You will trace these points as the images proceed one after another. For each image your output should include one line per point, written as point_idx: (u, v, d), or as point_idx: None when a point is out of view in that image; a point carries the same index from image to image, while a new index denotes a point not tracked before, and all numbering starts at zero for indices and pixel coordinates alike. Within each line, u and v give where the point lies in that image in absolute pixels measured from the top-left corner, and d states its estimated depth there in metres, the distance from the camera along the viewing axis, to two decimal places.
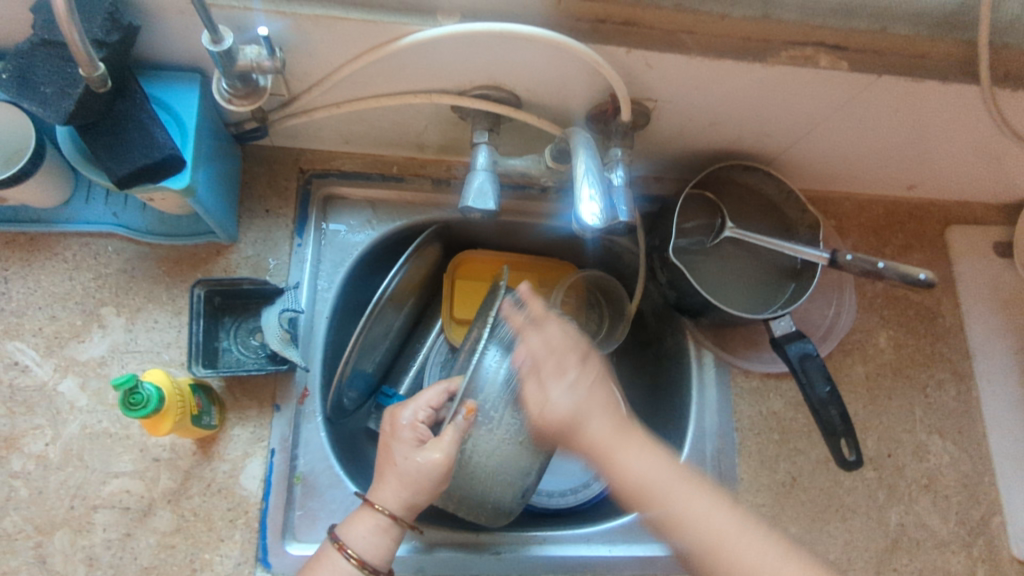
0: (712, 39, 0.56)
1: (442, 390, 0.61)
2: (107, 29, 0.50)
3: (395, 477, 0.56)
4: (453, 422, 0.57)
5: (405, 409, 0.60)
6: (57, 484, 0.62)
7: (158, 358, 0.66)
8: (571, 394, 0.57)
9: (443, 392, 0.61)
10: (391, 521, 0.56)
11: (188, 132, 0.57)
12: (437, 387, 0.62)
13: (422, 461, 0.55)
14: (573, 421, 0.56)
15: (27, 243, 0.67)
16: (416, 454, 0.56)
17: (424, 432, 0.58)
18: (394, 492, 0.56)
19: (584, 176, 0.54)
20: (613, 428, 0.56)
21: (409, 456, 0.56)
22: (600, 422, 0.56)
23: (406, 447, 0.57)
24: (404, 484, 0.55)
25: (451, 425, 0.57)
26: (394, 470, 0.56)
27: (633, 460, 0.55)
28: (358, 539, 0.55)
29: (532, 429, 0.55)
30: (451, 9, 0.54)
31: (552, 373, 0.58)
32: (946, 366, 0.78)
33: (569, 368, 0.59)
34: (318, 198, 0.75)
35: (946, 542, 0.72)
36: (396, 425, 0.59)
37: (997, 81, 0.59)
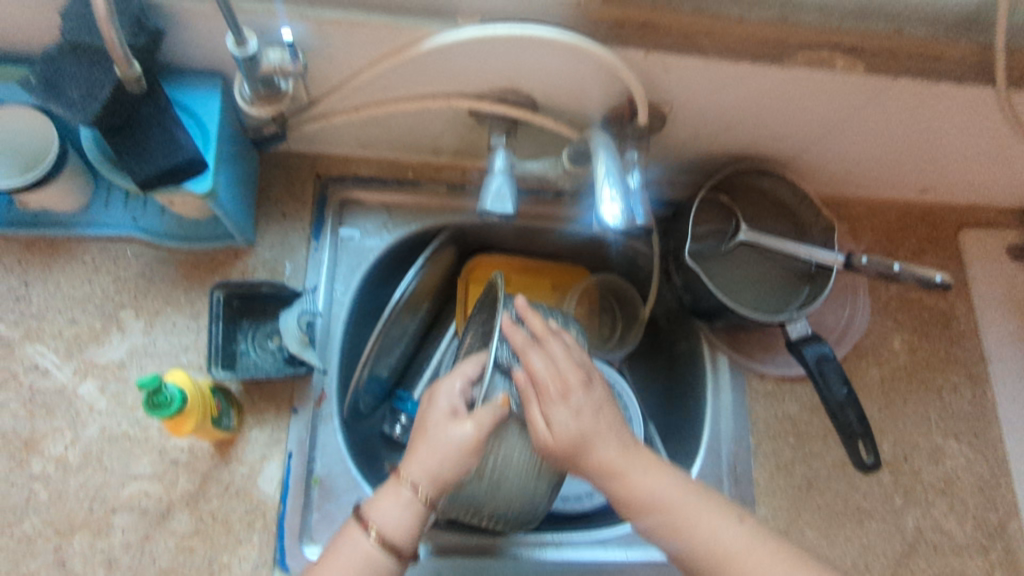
0: (730, 42, 0.56)
1: (479, 360, 0.60)
2: (136, 33, 0.50)
3: (426, 448, 0.54)
4: (489, 404, 0.54)
5: (443, 383, 0.58)
6: (76, 487, 0.62)
7: (177, 361, 0.66)
8: (577, 419, 0.54)
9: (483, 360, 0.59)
10: (416, 496, 0.54)
11: (210, 135, 0.58)
12: (476, 355, 0.60)
13: (454, 435, 0.54)
14: (580, 443, 0.54)
15: (48, 247, 0.68)
16: (449, 430, 0.54)
17: (461, 404, 0.56)
18: (422, 466, 0.54)
19: (604, 177, 0.54)
20: (622, 452, 0.55)
21: (442, 427, 0.54)
22: (609, 446, 0.55)
23: (441, 421, 0.55)
24: (434, 454, 0.54)
25: (487, 406, 0.54)
26: (425, 441, 0.55)
27: (646, 477, 0.55)
28: (382, 517, 0.54)
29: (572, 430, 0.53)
30: (472, 12, 0.55)
31: (557, 397, 0.54)
32: (961, 369, 0.78)
33: (574, 392, 0.55)
34: (334, 203, 0.75)
35: (964, 546, 0.72)
36: (433, 401, 0.57)
37: (1012, 83, 0.59)
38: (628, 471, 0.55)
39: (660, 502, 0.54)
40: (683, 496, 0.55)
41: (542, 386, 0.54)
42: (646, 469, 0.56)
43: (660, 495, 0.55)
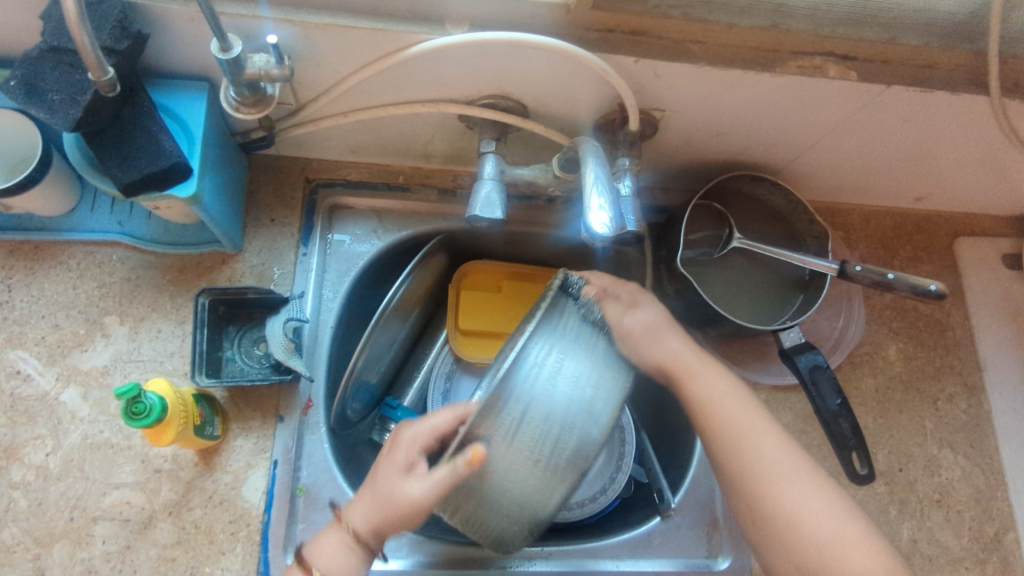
0: (721, 48, 0.56)
1: (453, 416, 0.52)
2: (116, 37, 0.50)
3: (370, 497, 0.53)
4: (451, 462, 0.44)
5: (411, 428, 0.53)
6: (57, 496, 0.61)
7: (162, 368, 0.65)
8: (572, 478, 0.51)
9: (456, 419, 0.51)
10: (356, 541, 0.54)
11: (195, 139, 0.57)
12: (451, 410, 0.52)
13: (406, 492, 0.49)
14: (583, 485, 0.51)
15: (31, 251, 0.67)
16: (404, 486, 0.49)
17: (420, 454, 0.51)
18: (365, 512, 0.53)
19: (594, 184, 0.53)
20: (642, 439, 0.55)
21: (394, 484, 0.50)
22: (619, 460, 0.54)
23: (395, 474, 0.51)
24: (383, 509, 0.51)
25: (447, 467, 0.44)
26: (375, 491, 0.52)
27: (712, 386, 0.56)
28: (329, 562, 0.53)
29: None
30: (459, 17, 0.54)
31: (554, 464, 0.50)
32: (956, 379, 0.77)
33: (561, 461, 0.50)
34: (323, 208, 0.74)
35: (960, 559, 0.71)
36: (400, 443, 0.53)
37: (1006, 91, 0.59)
38: (694, 371, 0.57)
39: (741, 422, 0.54)
40: (744, 405, 0.55)
41: None
42: (710, 378, 0.57)
43: (734, 414, 0.55)
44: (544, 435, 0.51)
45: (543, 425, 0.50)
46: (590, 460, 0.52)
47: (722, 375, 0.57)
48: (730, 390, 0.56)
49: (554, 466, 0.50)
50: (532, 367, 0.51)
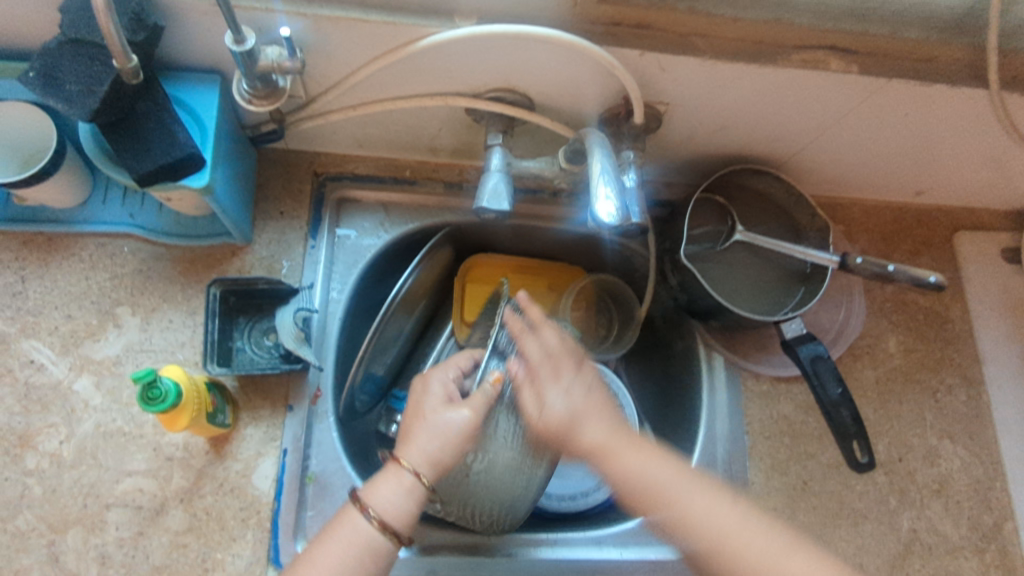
0: (724, 42, 0.57)
1: (466, 363, 0.63)
2: (133, 28, 0.51)
3: (425, 430, 0.54)
4: (482, 386, 0.57)
5: (433, 376, 0.60)
6: (70, 483, 0.62)
7: (173, 357, 0.66)
8: (568, 398, 0.60)
9: (467, 368, 0.62)
10: (417, 480, 0.53)
11: (208, 131, 0.58)
12: (461, 360, 0.63)
13: (450, 418, 0.55)
14: (568, 424, 0.59)
15: (44, 242, 0.68)
16: (446, 413, 0.55)
17: (453, 393, 0.59)
18: (423, 448, 0.54)
19: (600, 175, 0.54)
20: (610, 430, 0.59)
21: (437, 411, 0.56)
22: (596, 426, 0.58)
23: (433, 406, 0.57)
24: (435, 438, 0.54)
25: (481, 392, 0.57)
26: (422, 424, 0.55)
27: (630, 458, 0.57)
28: (382, 501, 0.52)
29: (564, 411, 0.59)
30: (468, 11, 0.55)
31: (549, 377, 0.61)
32: (956, 371, 0.78)
33: (565, 373, 0.61)
34: (331, 201, 0.75)
35: (958, 548, 0.72)
36: (425, 388, 0.59)
37: (1005, 85, 0.60)
38: (616, 450, 0.57)
39: (653, 485, 0.55)
40: (676, 479, 0.56)
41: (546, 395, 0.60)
42: (640, 455, 0.57)
43: (650, 478, 0.56)
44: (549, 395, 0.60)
45: (535, 355, 0.62)
46: (595, 412, 0.59)
47: (662, 458, 0.57)
48: (659, 466, 0.56)
49: (548, 377, 0.61)
50: (530, 344, 0.62)
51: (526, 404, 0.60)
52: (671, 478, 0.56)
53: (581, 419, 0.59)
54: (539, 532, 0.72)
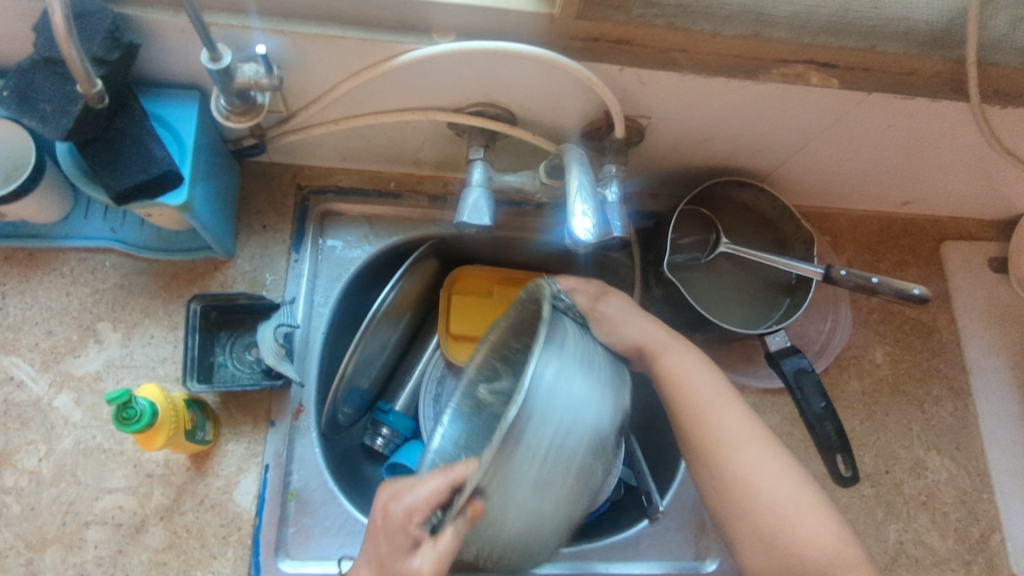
0: (703, 57, 0.57)
1: (444, 482, 0.44)
2: (107, 47, 0.50)
3: (376, 568, 0.46)
4: (453, 520, 0.42)
5: (400, 496, 0.45)
6: (49, 501, 0.62)
7: (154, 373, 0.66)
8: (634, 326, 0.59)
9: (445, 484, 0.44)
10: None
11: (186, 148, 0.58)
12: (438, 475, 0.45)
13: (410, 568, 0.43)
14: (648, 344, 0.58)
15: (25, 258, 0.68)
16: (407, 561, 0.44)
17: (422, 532, 0.44)
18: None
19: (578, 192, 0.54)
20: (668, 340, 0.59)
21: (401, 563, 0.44)
22: (650, 328, 0.59)
23: (398, 546, 0.45)
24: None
25: (449, 528, 0.42)
26: (381, 565, 0.46)
27: (682, 362, 0.57)
28: None
29: (622, 340, 0.58)
30: (447, 27, 0.55)
31: (602, 299, 0.61)
32: (943, 382, 0.78)
33: (604, 296, 0.61)
34: (314, 214, 0.75)
35: (946, 560, 0.71)
36: (389, 511, 0.46)
37: (986, 98, 0.59)
38: (666, 357, 0.57)
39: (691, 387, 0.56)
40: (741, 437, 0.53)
41: (600, 331, 0.56)
42: (685, 361, 0.57)
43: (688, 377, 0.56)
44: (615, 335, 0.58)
45: (586, 303, 0.60)
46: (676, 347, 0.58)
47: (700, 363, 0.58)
48: (694, 363, 0.57)
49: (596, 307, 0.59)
50: (593, 330, 0.55)
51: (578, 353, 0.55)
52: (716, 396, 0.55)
53: (664, 348, 0.58)
54: None
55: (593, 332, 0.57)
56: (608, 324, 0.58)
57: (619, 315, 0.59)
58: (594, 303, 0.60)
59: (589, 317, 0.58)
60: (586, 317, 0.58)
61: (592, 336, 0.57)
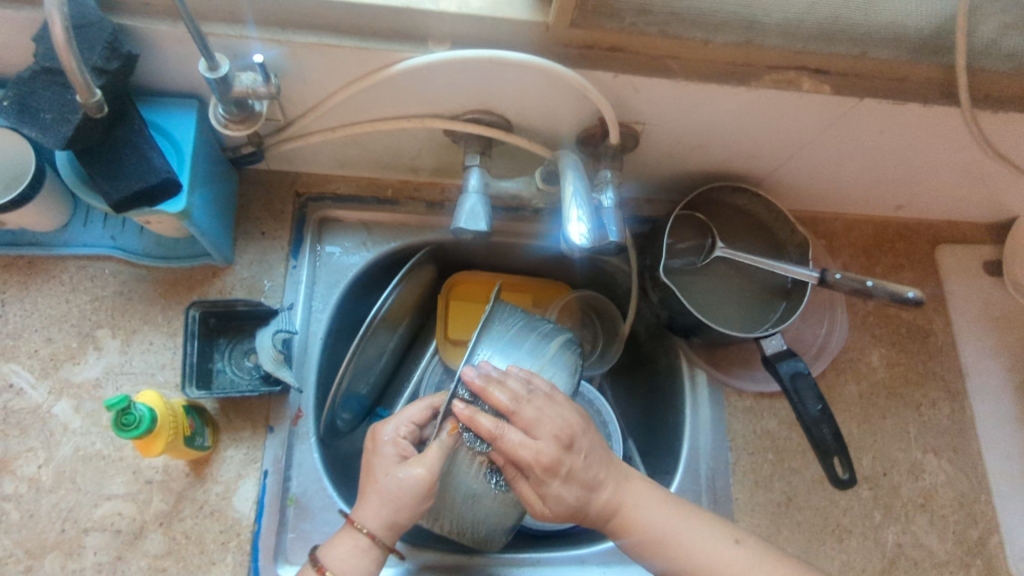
0: (697, 63, 0.57)
1: (426, 406, 0.60)
2: (107, 57, 0.51)
3: (376, 496, 0.56)
4: (437, 437, 0.56)
5: (387, 424, 0.59)
6: (48, 507, 0.62)
7: (153, 380, 0.66)
8: (570, 486, 0.56)
9: (428, 408, 0.60)
10: (371, 542, 0.56)
11: (185, 156, 0.59)
12: (422, 403, 0.60)
13: (403, 477, 0.55)
14: (585, 500, 0.56)
15: (25, 266, 0.68)
16: (398, 471, 0.56)
17: (407, 447, 0.58)
18: (375, 510, 0.55)
19: (572, 198, 0.55)
20: (612, 471, 0.58)
21: (390, 471, 0.56)
22: (607, 488, 0.58)
23: (389, 464, 0.56)
24: (385, 500, 0.55)
25: (436, 442, 0.56)
26: (375, 488, 0.56)
27: (637, 506, 0.58)
28: (340, 563, 0.55)
29: (550, 458, 0.54)
30: (442, 36, 0.55)
31: (560, 447, 0.55)
32: (939, 385, 0.78)
33: (554, 443, 0.55)
34: (313, 221, 0.76)
35: (944, 562, 0.71)
36: (378, 441, 0.58)
37: (977, 103, 0.60)
38: (623, 496, 0.58)
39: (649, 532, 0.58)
40: (677, 523, 0.58)
41: (527, 469, 0.55)
42: (639, 498, 0.58)
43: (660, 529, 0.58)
44: (535, 433, 0.54)
45: (517, 443, 0.54)
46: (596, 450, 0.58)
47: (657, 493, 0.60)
48: (657, 509, 0.58)
49: (546, 478, 0.54)
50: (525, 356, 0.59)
51: (529, 498, 0.57)
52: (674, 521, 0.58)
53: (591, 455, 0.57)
54: (522, 549, 0.72)
55: (522, 454, 0.54)
56: (556, 467, 0.54)
57: (555, 444, 0.55)
58: (519, 408, 0.55)
59: (516, 431, 0.54)
60: (500, 424, 0.54)
61: (523, 457, 0.54)
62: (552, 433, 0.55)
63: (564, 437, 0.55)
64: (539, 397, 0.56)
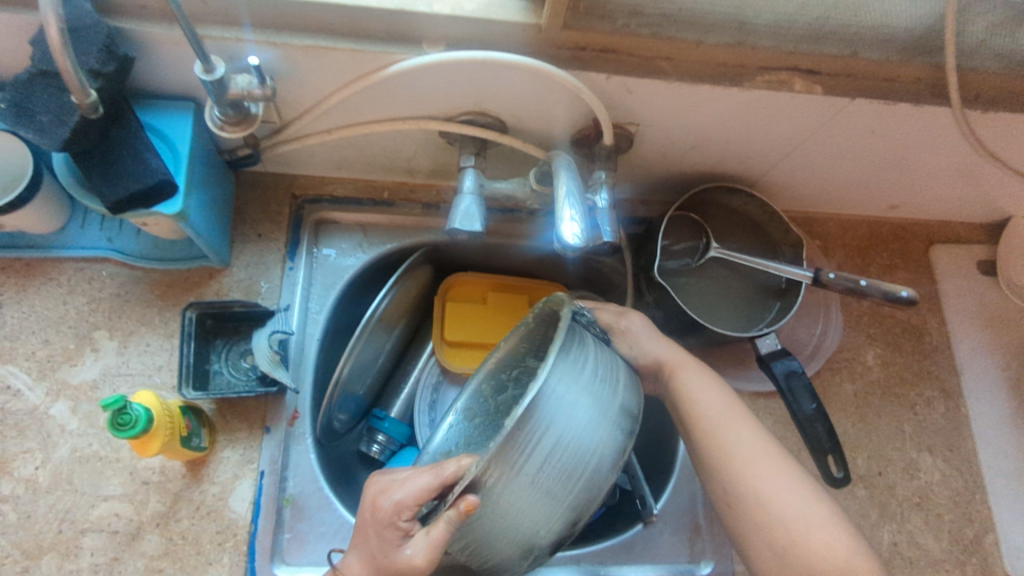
0: (689, 64, 0.57)
1: (454, 463, 0.49)
2: (103, 60, 0.51)
3: (369, 559, 0.50)
4: (445, 515, 0.46)
5: (386, 494, 0.49)
6: (45, 508, 0.62)
7: (150, 381, 0.66)
8: (625, 328, 0.61)
9: (454, 468, 0.49)
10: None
11: (181, 157, 0.59)
12: (438, 462, 0.49)
13: (403, 557, 0.48)
14: (635, 365, 0.58)
15: (23, 268, 0.68)
16: (400, 549, 0.48)
17: (409, 521, 0.49)
18: (363, 573, 0.51)
19: (565, 198, 0.55)
20: (679, 354, 0.64)
21: (388, 553, 0.49)
22: (661, 346, 0.65)
23: (390, 546, 0.49)
24: (380, 572, 0.50)
25: (441, 518, 0.46)
26: (370, 557, 0.50)
27: (698, 385, 0.62)
28: None
29: (624, 366, 0.56)
30: (437, 38, 0.56)
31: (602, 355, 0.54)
32: (934, 385, 0.78)
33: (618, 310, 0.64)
34: (309, 223, 0.76)
35: (940, 561, 0.71)
36: (379, 509, 0.49)
37: (968, 103, 0.60)
38: (679, 375, 0.63)
39: (700, 404, 0.60)
40: (721, 401, 0.60)
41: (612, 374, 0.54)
42: (699, 382, 0.62)
43: (712, 408, 0.60)
44: (615, 362, 0.55)
45: (604, 394, 0.51)
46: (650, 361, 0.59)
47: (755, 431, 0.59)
48: (709, 389, 0.62)
49: (604, 343, 0.56)
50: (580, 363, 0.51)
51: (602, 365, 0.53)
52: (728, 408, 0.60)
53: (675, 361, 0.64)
54: None
55: (604, 366, 0.55)
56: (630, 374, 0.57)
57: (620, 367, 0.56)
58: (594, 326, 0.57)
59: (597, 341, 0.56)
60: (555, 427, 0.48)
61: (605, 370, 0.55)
62: (624, 356, 0.57)
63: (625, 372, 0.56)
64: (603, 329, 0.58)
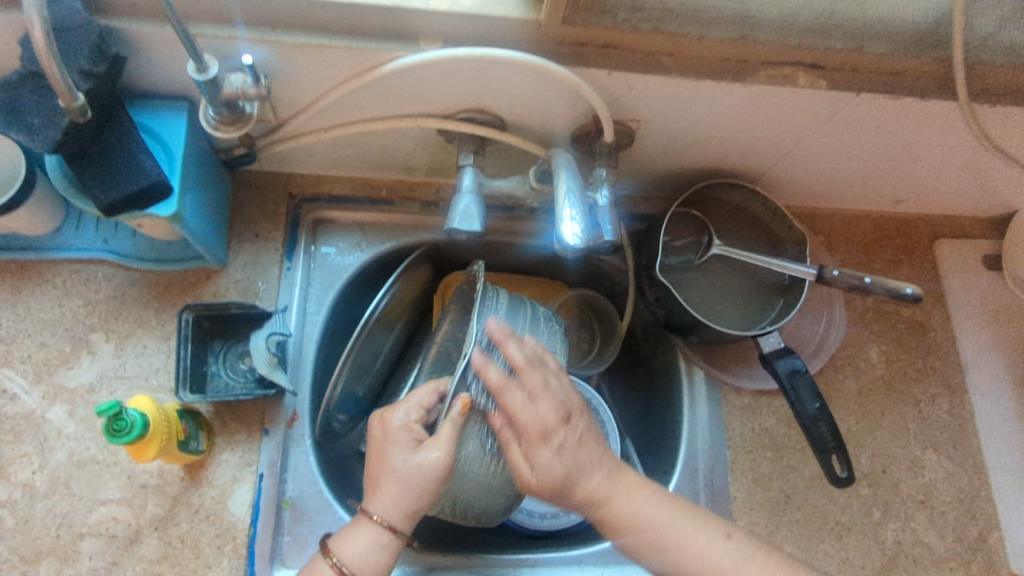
0: (691, 60, 0.56)
1: (433, 392, 0.57)
2: (93, 60, 0.50)
3: (393, 483, 0.52)
4: (447, 417, 0.52)
5: (396, 410, 0.55)
6: (43, 513, 0.62)
7: (147, 384, 0.66)
8: (560, 458, 0.53)
9: (435, 393, 0.56)
10: (390, 534, 0.53)
11: (176, 158, 0.58)
12: (428, 387, 0.57)
13: (422, 462, 0.52)
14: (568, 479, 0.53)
15: (17, 271, 0.68)
16: (416, 457, 0.52)
17: (420, 433, 0.54)
18: (395, 501, 0.52)
19: (565, 197, 0.54)
20: (608, 477, 0.54)
21: (407, 459, 0.52)
22: (594, 476, 0.54)
23: (404, 451, 0.53)
24: (406, 488, 0.52)
25: (446, 422, 0.52)
26: (394, 477, 0.52)
27: (630, 499, 0.54)
28: (353, 557, 0.53)
29: (545, 424, 0.53)
30: (433, 35, 0.55)
31: (536, 439, 0.53)
32: (939, 381, 0.78)
33: (554, 430, 0.53)
34: (307, 222, 0.75)
35: (944, 559, 0.71)
36: (389, 428, 0.54)
37: (974, 97, 0.59)
38: (612, 496, 0.54)
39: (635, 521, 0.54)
40: (672, 516, 0.54)
41: (524, 432, 0.53)
42: (629, 493, 0.54)
43: (652, 519, 0.54)
44: (533, 405, 0.53)
45: (520, 404, 0.53)
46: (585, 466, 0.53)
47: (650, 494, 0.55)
48: (649, 500, 0.55)
49: (538, 444, 0.53)
50: (516, 350, 0.55)
51: (513, 463, 0.54)
52: (661, 501, 0.55)
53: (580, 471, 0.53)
54: (520, 550, 0.71)
55: (521, 416, 0.53)
56: (549, 434, 0.53)
57: (554, 414, 0.53)
58: (530, 369, 0.54)
59: (519, 393, 0.53)
60: (507, 383, 0.53)
61: (521, 420, 0.53)
62: (552, 404, 0.53)
63: (563, 409, 0.54)
64: (538, 375, 0.54)
